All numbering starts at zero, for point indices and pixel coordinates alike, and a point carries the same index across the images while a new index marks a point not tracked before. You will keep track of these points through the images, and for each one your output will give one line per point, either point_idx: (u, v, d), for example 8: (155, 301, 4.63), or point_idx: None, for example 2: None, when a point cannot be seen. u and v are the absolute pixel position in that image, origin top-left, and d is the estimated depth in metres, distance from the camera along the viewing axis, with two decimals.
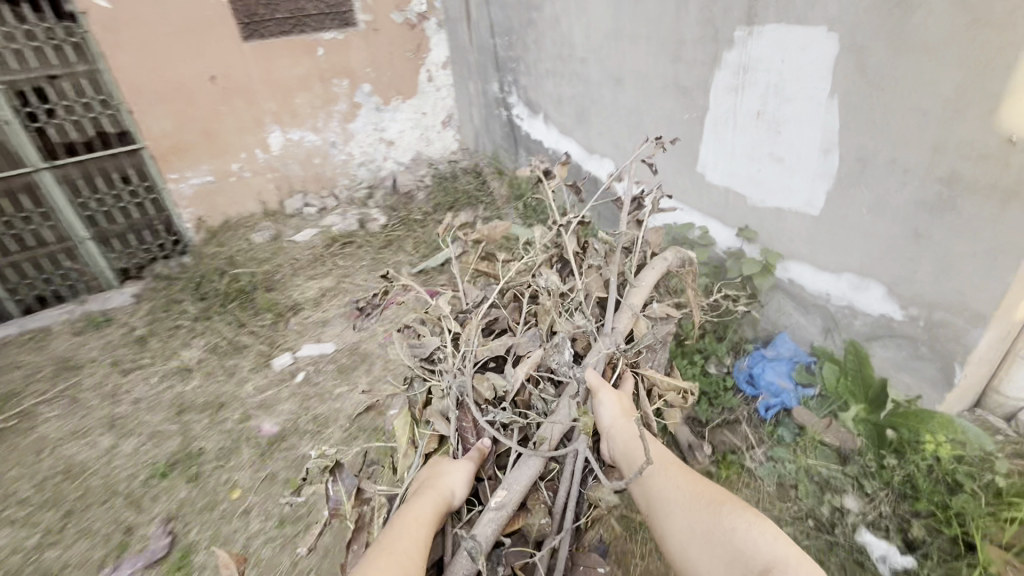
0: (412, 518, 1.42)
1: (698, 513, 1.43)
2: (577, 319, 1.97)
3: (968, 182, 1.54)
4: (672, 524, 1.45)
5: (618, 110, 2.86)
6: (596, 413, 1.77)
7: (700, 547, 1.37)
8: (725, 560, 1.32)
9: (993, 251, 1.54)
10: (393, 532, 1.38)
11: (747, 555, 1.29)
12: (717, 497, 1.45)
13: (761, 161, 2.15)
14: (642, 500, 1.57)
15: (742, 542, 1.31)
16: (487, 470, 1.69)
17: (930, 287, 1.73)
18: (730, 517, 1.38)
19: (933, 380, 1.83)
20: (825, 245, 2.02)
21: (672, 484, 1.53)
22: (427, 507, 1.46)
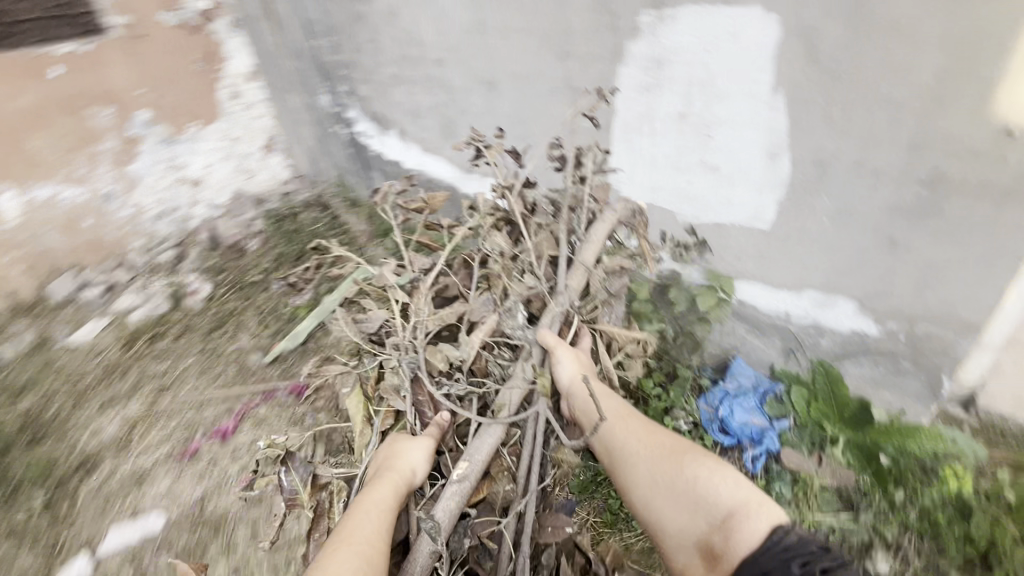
0: (368, 505, 1.29)
1: (662, 466, 1.36)
2: (527, 280, 1.62)
3: (953, 183, 1.31)
4: (636, 477, 1.39)
5: (496, 121, 2.32)
6: (554, 372, 1.55)
7: (664, 499, 1.32)
8: (688, 509, 1.28)
9: (986, 256, 1.35)
10: (352, 519, 1.27)
11: (708, 502, 1.26)
12: (679, 447, 1.39)
13: (689, 171, 1.78)
14: (604, 451, 1.50)
15: (703, 490, 1.27)
16: (449, 441, 1.54)
17: (911, 301, 1.52)
18: (692, 465, 1.33)
19: (918, 394, 1.65)
20: (781, 262, 1.74)
21: (637, 434, 1.45)
22: (385, 492, 1.32)
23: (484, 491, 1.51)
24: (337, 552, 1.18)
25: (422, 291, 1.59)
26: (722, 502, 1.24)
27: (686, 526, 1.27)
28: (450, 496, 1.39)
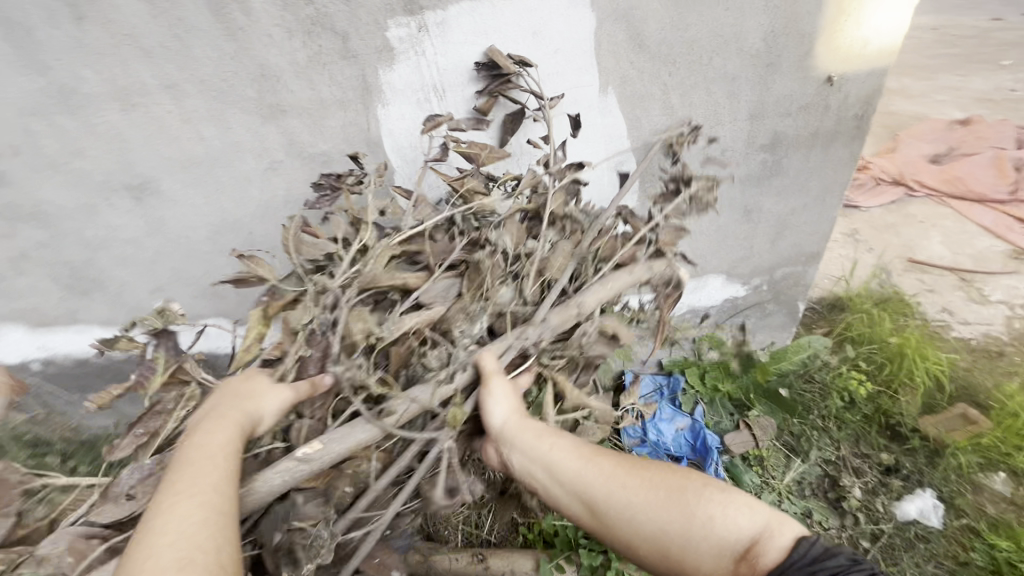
0: (210, 444, 0.79)
1: (662, 503, 0.88)
2: (505, 288, 1.05)
3: (790, 140, 1.29)
4: (632, 524, 0.88)
5: (181, 237, 1.37)
6: (488, 411, 0.97)
7: (677, 543, 0.85)
8: (705, 549, 0.84)
9: (821, 194, 1.42)
10: (187, 465, 0.76)
11: (730, 541, 0.83)
12: (666, 472, 0.93)
13: None
14: (570, 503, 0.94)
15: (722, 526, 0.84)
16: (319, 405, 0.95)
17: (768, 254, 1.55)
18: (698, 496, 0.88)
19: (782, 323, 1.77)
20: None
21: (613, 468, 0.94)
22: (223, 437, 0.81)
23: (322, 480, 0.94)
24: (170, 515, 0.69)
25: (387, 240, 1.05)
26: (747, 527, 0.84)
27: (709, 572, 0.83)
28: (279, 472, 0.86)
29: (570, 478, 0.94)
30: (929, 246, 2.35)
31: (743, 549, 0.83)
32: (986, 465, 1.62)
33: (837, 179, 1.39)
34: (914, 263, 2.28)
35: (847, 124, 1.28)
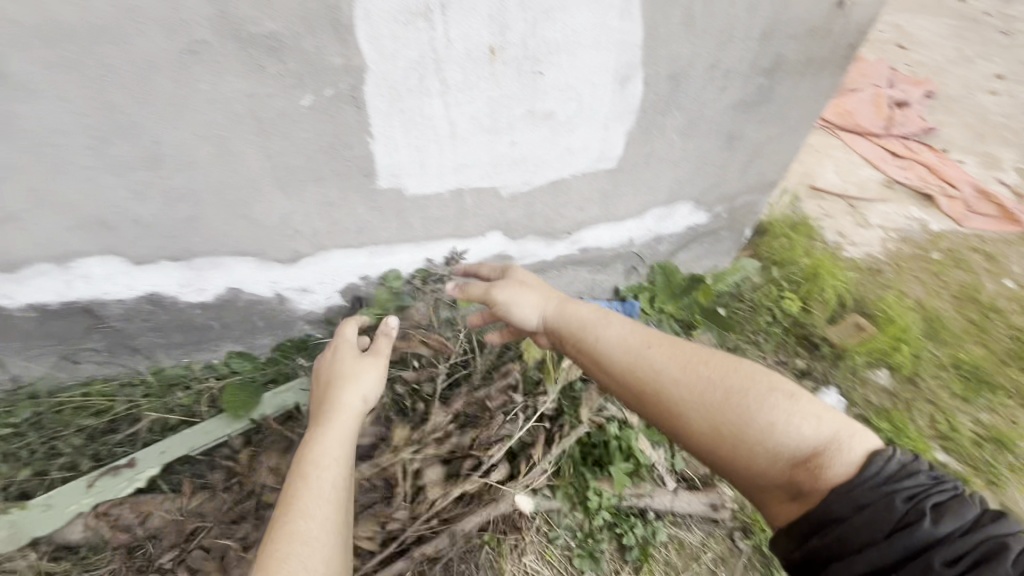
0: (320, 460, 0.90)
1: (716, 404, 0.88)
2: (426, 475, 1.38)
3: (787, 66, 1.28)
4: (679, 420, 0.91)
5: (45, 145, 0.96)
6: (513, 312, 1.12)
7: (724, 445, 0.87)
8: (758, 452, 0.85)
9: (798, 124, 1.45)
10: (313, 469, 0.89)
11: (784, 441, 0.84)
12: (721, 370, 0.92)
13: (513, 129, 1.22)
14: (620, 394, 1.01)
15: (781, 430, 0.84)
16: None
17: (736, 182, 1.59)
18: (761, 399, 0.88)
19: (726, 247, 1.88)
20: (627, 193, 1.50)
21: (663, 364, 0.95)
22: (337, 449, 0.93)
23: None
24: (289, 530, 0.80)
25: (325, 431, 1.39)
26: (808, 437, 0.84)
27: (760, 473, 0.85)
28: None
29: (618, 373, 0.98)
30: (826, 175, 2.64)
31: (802, 456, 0.83)
32: (873, 364, 1.93)
33: (814, 110, 1.43)
34: (815, 190, 2.55)
35: (839, 52, 1.29)
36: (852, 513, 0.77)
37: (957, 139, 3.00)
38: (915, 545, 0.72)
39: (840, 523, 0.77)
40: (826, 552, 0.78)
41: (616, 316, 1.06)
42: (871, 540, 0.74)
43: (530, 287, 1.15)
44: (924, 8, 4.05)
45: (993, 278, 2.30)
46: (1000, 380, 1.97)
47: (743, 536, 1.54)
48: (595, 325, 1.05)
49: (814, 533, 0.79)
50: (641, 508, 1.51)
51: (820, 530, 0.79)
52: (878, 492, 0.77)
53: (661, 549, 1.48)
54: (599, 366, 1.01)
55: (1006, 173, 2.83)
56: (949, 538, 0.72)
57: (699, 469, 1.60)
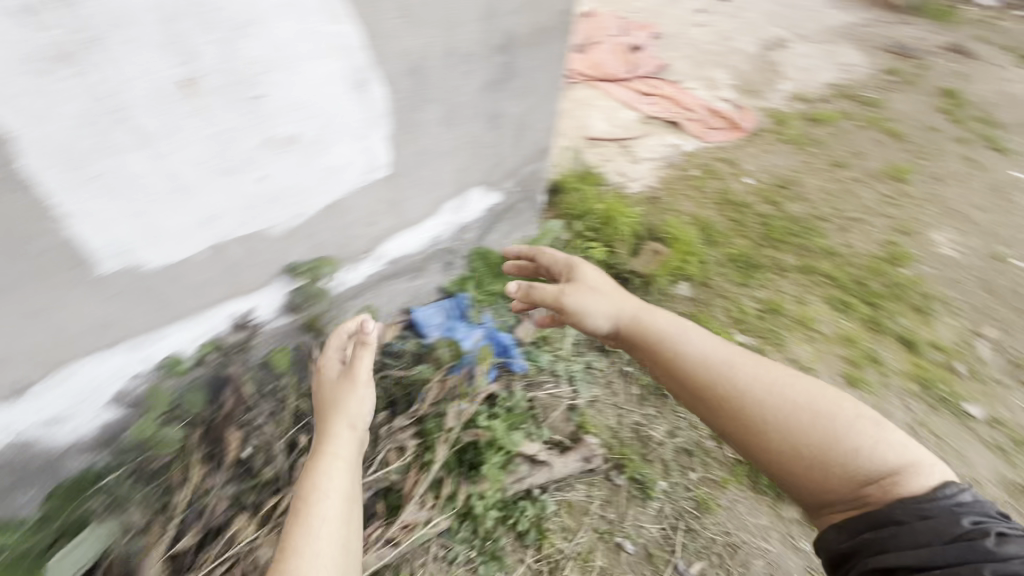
0: (315, 490, 1.02)
1: (797, 425, 0.98)
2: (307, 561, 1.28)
3: (520, 39, 1.32)
4: (759, 437, 1.00)
5: None
6: (586, 319, 1.26)
7: (798, 463, 0.97)
8: (834, 470, 0.95)
9: (550, 91, 1.53)
10: (313, 498, 1.01)
11: (863, 462, 0.94)
12: (808, 395, 1.01)
13: (252, 163, 1.06)
14: (689, 403, 1.10)
15: (862, 451, 0.95)
16: None
17: (514, 157, 1.64)
18: (847, 424, 0.97)
19: (528, 216, 1.94)
20: (412, 195, 1.44)
21: (744, 378, 1.04)
22: (333, 480, 1.05)
23: None
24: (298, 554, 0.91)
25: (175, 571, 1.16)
26: (890, 461, 0.94)
27: (830, 488, 0.96)
28: None
29: (692, 385, 1.08)
30: (595, 127, 2.96)
31: (876, 476, 0.94)
32: (674, 280, 2.20)
33: (556, 77, 1.50)
34: (590, 141, 2.85)
35: (561, 21, 1.38)
36: (916, 520, 0.89)
37: (685, 71, 3.53)
38: (974, 554, 0.83)
39: (901, 526, 0.89)
40: (875, 546, 0.91)
41: (692, 327, 1.15)
42: (927, 543, 0.86)
43: (601, 298, 1.27)
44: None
45: (737, 178, 2.77)
46: (763, 260, 2.38)
47: (619, 472, 1.65)
48: (674, 334, 1.14)
49: (869, 530, 0.92)
50: (526, 491, 1.54)
51: (875, 528, 0.91)
52: (945, 509, 0.89)
53: (555, 519, 1.53)
54: (678, 376, 1.11)
55: (724, 91, 3.42)
56: (1014, 559, 0.82)
57: (565, 429, 1.68)
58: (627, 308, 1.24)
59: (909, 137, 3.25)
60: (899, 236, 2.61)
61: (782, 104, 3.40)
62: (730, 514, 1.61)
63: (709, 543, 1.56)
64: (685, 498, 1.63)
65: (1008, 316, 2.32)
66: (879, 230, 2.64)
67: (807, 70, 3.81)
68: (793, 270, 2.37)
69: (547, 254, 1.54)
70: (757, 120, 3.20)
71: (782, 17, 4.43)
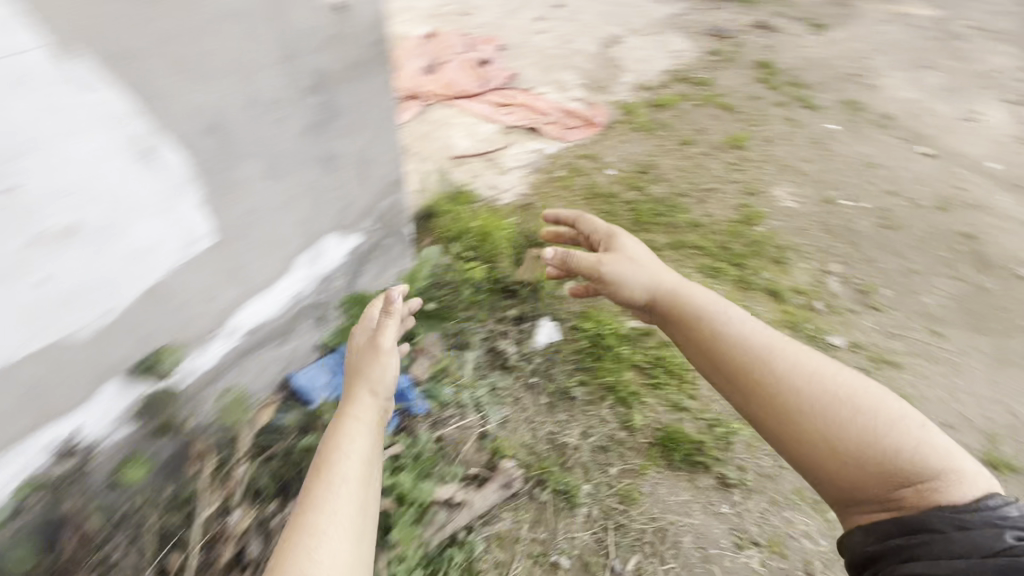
0: (337, 450, 1.07)
1: (836, 417, 0.97)
2: None
3: (330, 76, 1.30)
4: (791, 426, 0.99)
5: None
6: (623, 289, 1.35)
7: (834, 457, 0.95)
8: (868, 470, 0.93)
9: (385, 122, 1.50)
10: (333, 457, 1.06)
11: (897, 467, 0.92)
12: (851, 392, 0.99)
13: (25, 264, 0.94)
14: (723, 387, 1.11)
15: (903, 460, 0.92)
16: None
17: (365, 194, 1.57)
18: (891, 430, 0.94)
19: (401, 249, 1.86)
20: (251, 255, 1.33)
21: (786, 366, 1.04)
22: (356, 442, 1.10)
23: None
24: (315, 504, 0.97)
25: None
26: (933, 471, 0.91)
27: (862, 488, 0.94)
28: None
29: (726, 368, 1.10)
30: (458, 145, 2.97)
31: (912, 481, 0.92)
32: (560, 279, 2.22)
33: (390, 107, 1.50)
34: (456, 160, 2.86)
35: (371, 51, 1.37)
36: (953, 531, 0.86)
37: (535, 77, 3.66)
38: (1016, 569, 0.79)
39: (935, 534, 0.87)
40: (904, 553, 0.89)
41: (732, 310, 1.16)
42: (963, 555, 0.83)
43: (638, 268, 1.35)
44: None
45: (601, 171, 2.90)
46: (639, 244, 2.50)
47: (542, 488, 1.62)
48: (714, 317, 1.16)
49: (900, 535, 0.91)
50: (451, 538, 1.49)
51: (908, 535, 0.89)
52: (986, 523, 0.85)
53: (487, 556, 1.49)
54: (713, 351, 1.12)
55: (575, 91, 3.59)
56: None
57: (481, 460, 1.66)
58: (665, 290, 1.28)
59: (739, 108, 3.61)
60: (748, 198, 2.88)
61: (628, 95, 3.64)
62: (653, 498, 1.64)
63: (640, 534, 1.57)
64: (610, 495, 1.63)
65: (847, 249, 2.63)
66: (731, 195, 2.89)
67: (644, 60, 4.11)
68: (665, 248, 2.52)
69: (592, 222, 1.59)
70: (608, 113, 3.39)
71: (613, 16, 4.77)
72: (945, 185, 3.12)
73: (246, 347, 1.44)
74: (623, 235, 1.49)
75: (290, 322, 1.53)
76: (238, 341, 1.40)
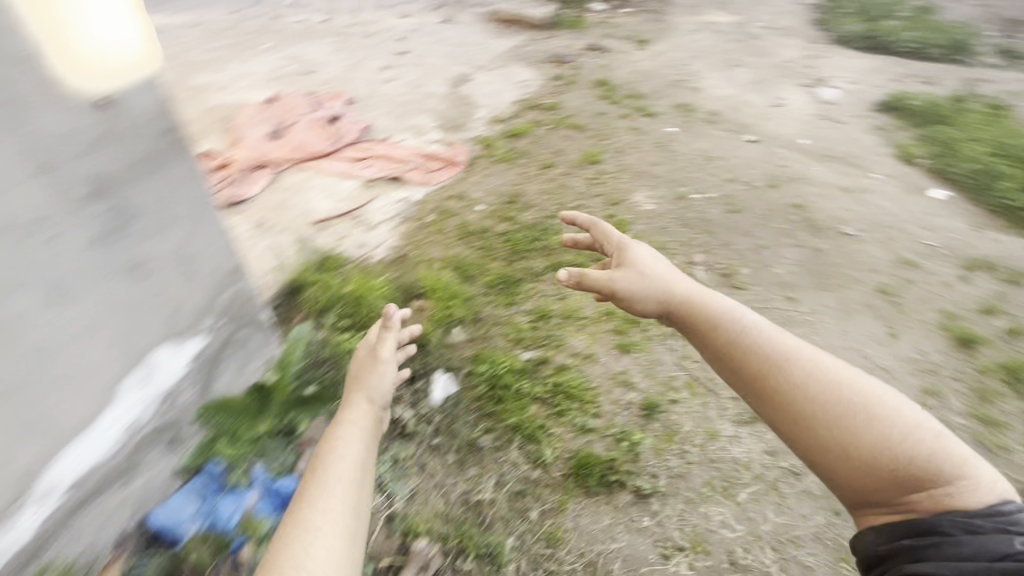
0: (335, 453, 1.14)
1: (851, 424, 0.96)
2: None
3: (113, 181, 1.29)
4: (807, 428, 0.99)
5: None
6: (636, 300, 1.30)
7: (847, 462, 0.95)
8: (880, 473, 0.92)
9: (196, 214, 1.50)
10: (327, 457, 1.13)
11: (911, 472, 0.91)
12: (866, 398, 0.98)
13: None
14: (737, 387, 1.11)
15: (920, 465, 0.90)
16: None
17: (194, 292, 1.54)
18: (906, 437, 0.93)
19: (260, 342, 1.79)
20: (58, 391, 1.26)
21: (803, 372, 1.03)
22: (353, 445, 1.17)
23: None
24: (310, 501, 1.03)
25: None
26: (951, 475, 0.89)
27: (873, 489, 0.93)
28: None
29: (744, 371, 1.09)
30: (318, 208, 2.84)
31: (927, 482, 0.90)
32: (445, 330, 2.18)
33: (200, 194, 1.51)
34: (318, 225, 2.73)
35: (156, 148, 1.38)
36: (964, 534, 0.83)
37: (389, 127, 3.64)
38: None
39: (945, 537, 0.83)
40: (912, 554, 0.86)
41: (748, 316, 1.15)
42: (972, 559, 0.79)
43: (651, 276, 1.31)
44: (313, 56, 4.83)
45: (470, 209, 2.91)
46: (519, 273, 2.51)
47: (463, 557, 1.55)
48: (732, 324, 1.14)
49: (909, 536, 0.88)
50: None
51: (919, 537, 0.86)
52: (999, 528, 0.82)
53: None
54: (730, 357, 1.11)
55: (431, 133, 3.61)
56: None
57: (394, 548, 1.57)
58: (678, 298, 1.25)
59: (589, 126, 3.85)
60: (611, 209, 3.04)
61: (484, 130, 3.73)
62: (577, 532, 1.61)
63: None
64: (534, 543, 1.59)
65: (705, 239, 2.86)
66: (596, 209, 3.04)
67: (494, 94, 4.26)
68: (546, 272, 2.55)
69: (608, 231, 1.52)
70: (468, 150, 3.45)
71: (458, 56, 4.92)
72: (773, 165, 3.54)
73: (71, 505, 1.33)
74: (634, 243, 1.44)
75: (126, 458, 1.44)
76: (56, 499, 1.29)
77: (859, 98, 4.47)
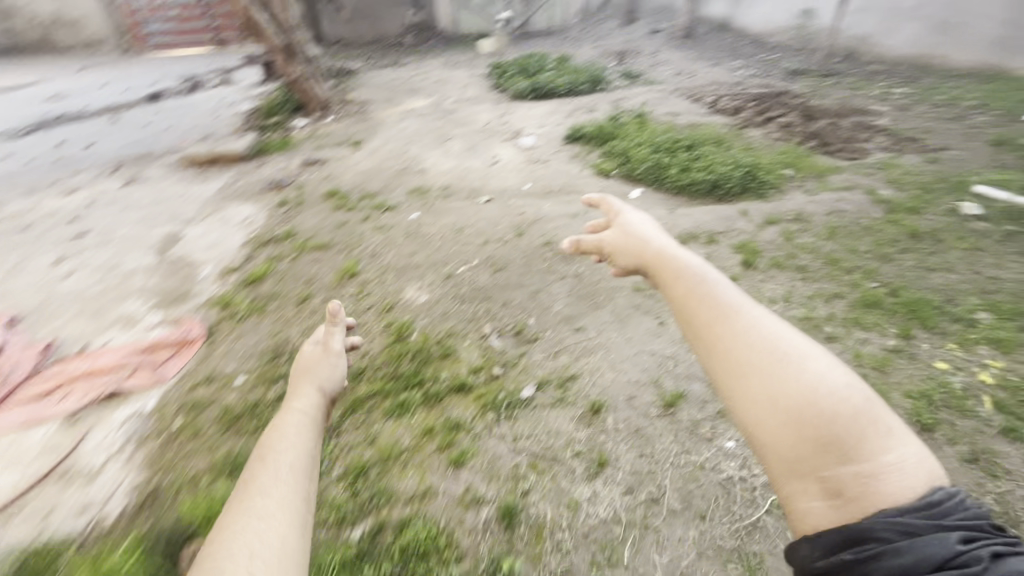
0: (282, 435, 1.14)
1: (782, 374, 0.96)
2: None
3: None
4: (738, 380, 0.99)
5: None
6: (616, 259, 1.41)
7: (774, 414, 0.93)
8: (805, 437, 0.90)
9: None
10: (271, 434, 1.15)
11: (837, 442, 0.88)
12: (809, 363, 0.97)
13: None
14: (687, 329, 1.13)
15: (849, 434, 0.89)
16: None
17: None
18: (835, 403, 0.91)
19: None
20: None
21: (747, 322, 1.06)
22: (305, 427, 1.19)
23: None
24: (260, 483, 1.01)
25: None
26: (877, 450, 0.88)
27: (793, 457, 0.91)
28: None
29: (693, 313, 1.12)
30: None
31: (853, 455, 0.87)
32: None
33: None
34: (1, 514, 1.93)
35: None
36: (901, 539, 0.79)
37: (85, 332, 2.89)
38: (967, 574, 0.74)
39: (884, 545, 0.79)
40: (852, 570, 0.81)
41: (710, 270, 1.20)
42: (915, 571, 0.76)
43: (630, 237, 1.40)
44: None
45: (227, 388, 2.41)
46: None
47: None
48: (691, 271, 1.20)
49: (845, 549, 0.83)
50: None
51: (859, 549, 0.81)
52: (934, 526, 0.79)
53: None
54: (681, 302, 1.16)
55: (148, 318, 2.97)
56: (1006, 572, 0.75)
57: None
58: (648, 253, 1.33)
59: (333, 241, 3.67)
60: (388, 316, 2.88)
61: (216, 288, 3.24)
62: None
63: None
64: None
65: (486, 306, 2.88)
66: (372, 323, 2.83)
67: (215, 244, 3.78)
68: (345, 419, 2.23)
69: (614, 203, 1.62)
70: (203, 319, 2.92)
71: (156, 217, 4.27)
72: (512, 216, 3.86)
73: None
74: (634, 212, 1.52)
75: None
76: None
77: (550, 138, 5.27)
